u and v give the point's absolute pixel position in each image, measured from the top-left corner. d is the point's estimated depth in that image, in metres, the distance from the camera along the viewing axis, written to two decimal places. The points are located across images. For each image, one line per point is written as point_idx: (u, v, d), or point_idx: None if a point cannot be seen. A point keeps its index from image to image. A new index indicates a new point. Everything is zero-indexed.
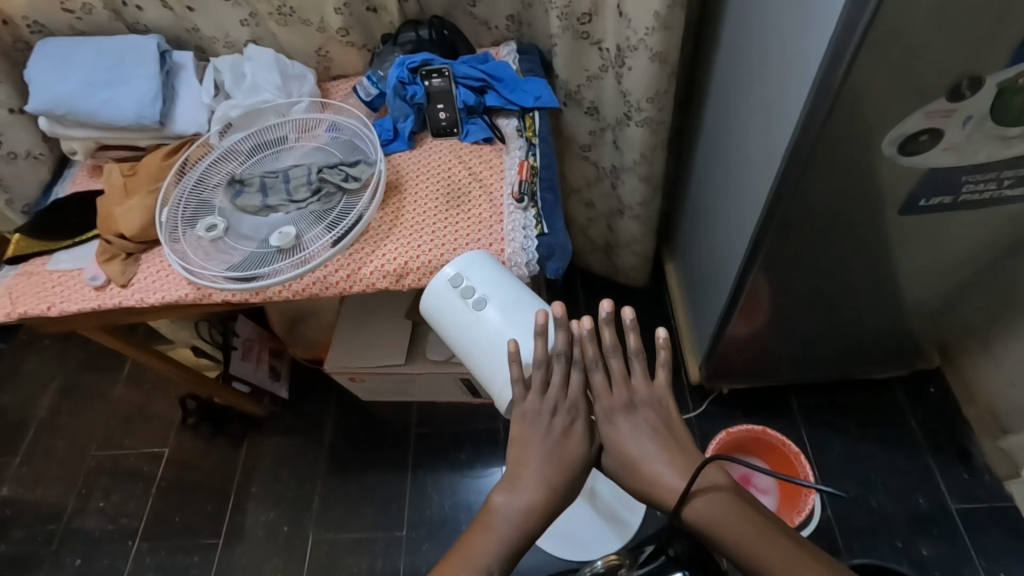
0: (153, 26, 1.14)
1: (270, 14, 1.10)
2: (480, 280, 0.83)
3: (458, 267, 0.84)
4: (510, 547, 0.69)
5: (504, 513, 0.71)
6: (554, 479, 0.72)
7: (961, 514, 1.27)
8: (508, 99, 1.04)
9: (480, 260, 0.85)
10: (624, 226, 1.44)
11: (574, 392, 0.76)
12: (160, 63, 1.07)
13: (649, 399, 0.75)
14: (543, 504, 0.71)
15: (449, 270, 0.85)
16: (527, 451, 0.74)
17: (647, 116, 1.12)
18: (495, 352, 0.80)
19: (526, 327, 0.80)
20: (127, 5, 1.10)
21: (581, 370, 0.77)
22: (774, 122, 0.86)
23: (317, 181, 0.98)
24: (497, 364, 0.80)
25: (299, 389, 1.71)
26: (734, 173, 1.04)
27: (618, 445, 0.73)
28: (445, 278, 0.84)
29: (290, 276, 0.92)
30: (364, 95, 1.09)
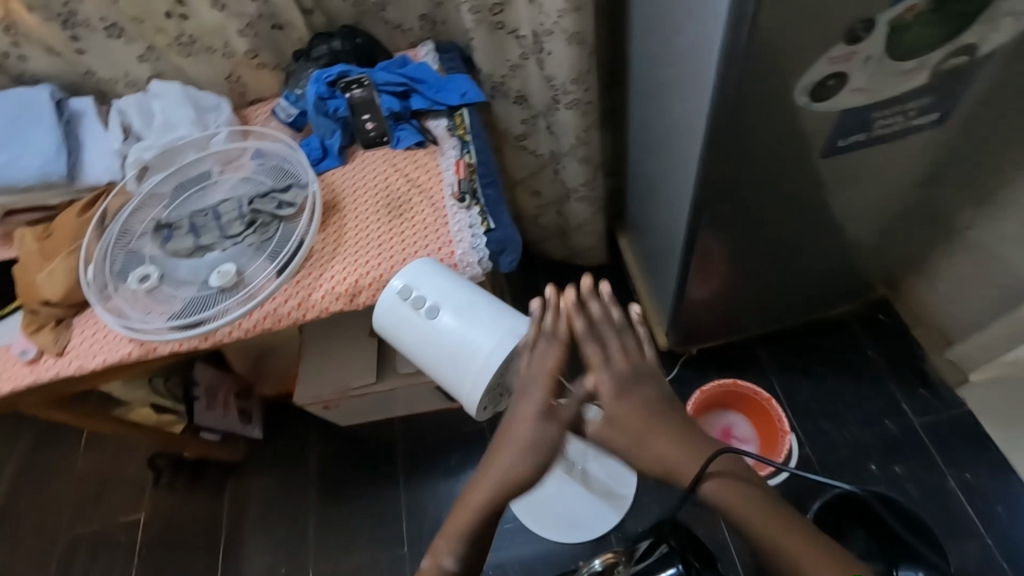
0: (43, 75, 1.06)
1: (169, 45, 1.05)
2: (429, 288, 0.82)
3: (405, 279, 0.83)
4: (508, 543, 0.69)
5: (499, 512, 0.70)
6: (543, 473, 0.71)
7: (925, 428, 1.35)
8: (433, 100, 1.02)
9: (427, 267, 0.83)
10: (573, 208, 1.45)
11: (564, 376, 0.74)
12: (57, 113, 1.00)
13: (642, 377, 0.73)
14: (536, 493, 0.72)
15: (398, 282, 0.83)
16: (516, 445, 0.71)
17: (575, 97, 1.13)
18: (460, 355, 0.79)
19: (482, 329, 0.80)
20: (9, 57, 1.02)
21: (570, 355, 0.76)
22: (693, 86, 0.88)
23: (250, 213, 0.94)
24: (463, 366, 0.79)
25: (273, 426, 1.65)
26: (667, 142, 1.06)
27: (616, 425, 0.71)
28: (393, 292, 0.83)
29: (238, 315, 0.88)
30: (285, 117, 1.05)
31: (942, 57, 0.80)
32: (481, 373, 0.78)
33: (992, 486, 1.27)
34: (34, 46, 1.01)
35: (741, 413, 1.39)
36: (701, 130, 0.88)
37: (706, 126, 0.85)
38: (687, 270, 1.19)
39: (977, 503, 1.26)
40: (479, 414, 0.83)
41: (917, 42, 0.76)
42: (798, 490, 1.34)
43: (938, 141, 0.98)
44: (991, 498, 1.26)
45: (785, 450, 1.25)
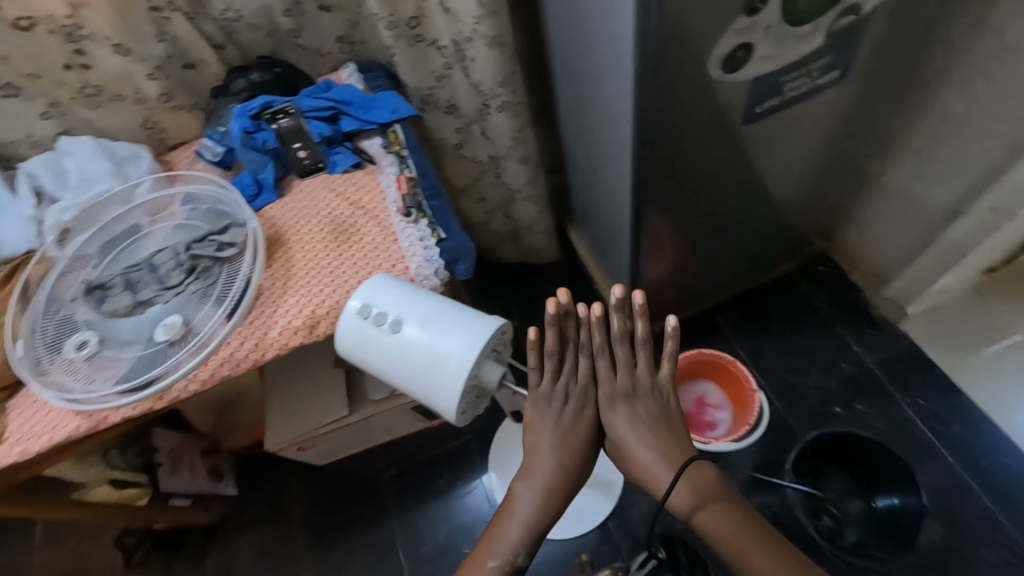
0: None
1: (73, 98, 0.99)
2: (388, 302, 0.80)
3: (362, 297, 0.82)
4: (527, 528, 0.78)
5: (521, 501, 0.80)
6: (564, 460, 0.80)
7: (877, 365, 1.44)
8: (364, 120, 1.01)
9: (384, 282, 0.83)
10: (520, 209, 1.46)
11: (580, 377, 0.82)
12: None
13: (651, 390, 0.81)
14: (552, 478, 0.79)
15: (355, 302, 0.82)
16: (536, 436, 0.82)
17: (504, 100, 1.14)
18: (427, 364, 0.76)
19: (449, 333, 0.77)
20: None
21: (588, 355, 0.82)
22: (614, 73, 0.91)
23: (189, 259, 0.90)
24: (433, 375, 0.76)
25: (248, 480, 1.58)
26: (598, 132, 1.09)
27: (616, 431, 0.81)
28: (353, 312, 0.81)
29: (192, 366, 0.84)
30: (211, 156, 1.02)
31: (833, 18, 0.86)
32: (452, 378, 0.75)
33: (944, 407, 1.36)
34: None
35: (711, 381, 1.44)
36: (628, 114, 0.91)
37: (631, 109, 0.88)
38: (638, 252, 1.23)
39: (934, 426, 1.35)
40: (459, 423, 0.80)
41: (809, 7, 0.82)
42: (774, 443, 1.40)
43: (843, 96, 1.06)
44: (945, 419, 1.35)
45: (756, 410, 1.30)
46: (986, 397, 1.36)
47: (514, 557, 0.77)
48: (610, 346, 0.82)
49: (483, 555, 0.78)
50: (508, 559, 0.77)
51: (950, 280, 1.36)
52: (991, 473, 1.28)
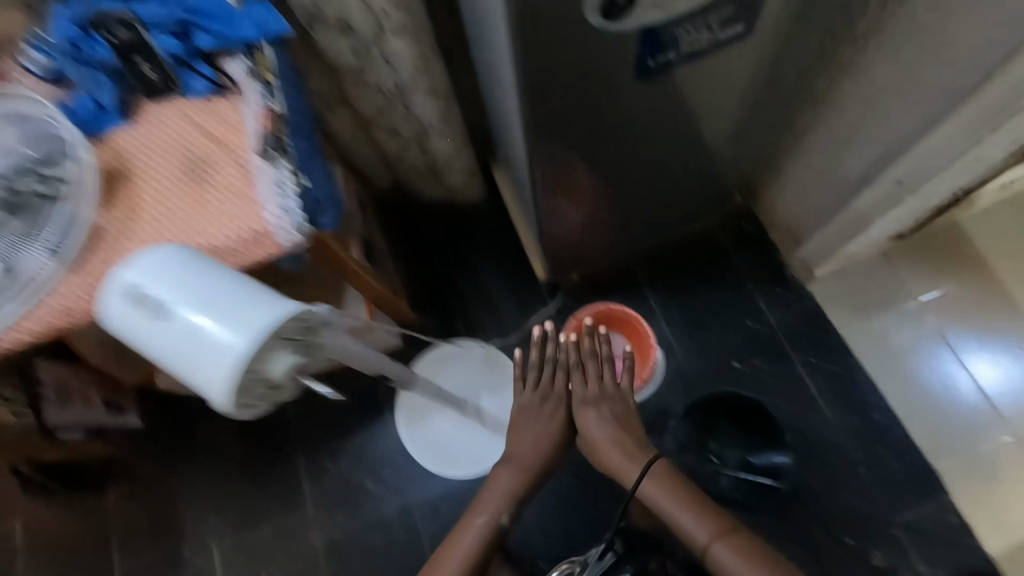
0: None
1: None
2: (159, 282, 0.67)
3: (133, 274, 0.68)
4: (506, 501, 1.03)
5: (503, 479, 1.04)
6: (537, 441, 1.06)
7: (779, 323, 1.48)
8: (222, 36, 0.85)
9: (160, 257, 0.69)
10: (434, 146, 1.37)
11: (558, 387, 1.09)
12: None
13: (614, 395, 1.06)
14: (526, 454, 1.05)
15: (125, 279, 0.68)
16: (519, 430, 1.07)
17: (398, 23, 1.01)
18: (189, 358, 0.64)
19: (215, 321, 0.63)
20: None
21: (565, 371, 1.10)
22: (492, 9, 0.82)
23: (15, 195, 0.81)
24: (194, 372, 0.63)
25: (152, 413, 1.55)
26: (497, 70, 0.99)
27: (587, 428, 1.04)
28: (126, 289, 0.68)
29: (17, 313, 0.77)
30: (39, 70, 0.86)
31: None
32: (213, 377, 0.62)
33: (833, 367, 1.43)
34: None
35: (619, 333, 1.46)
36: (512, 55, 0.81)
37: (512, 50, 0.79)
38: (544, 202, 1.18)
39: (820, 383, 1.42)
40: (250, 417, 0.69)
41: None
42: (671, 394, 1.45)
43: (758, 47, 0.98)
44: (831, 378, 1.42)
45: (651, 365, 1.33)
46: (877, 364, 1.42)
47: (496, 516, 1.02)
48: (584, 364, 1.09)
49: (471, 516, 1.03)
50: (491, 517, 1.02)
51: (856, 246, 1.37)
52: (860, 429, 1.37)
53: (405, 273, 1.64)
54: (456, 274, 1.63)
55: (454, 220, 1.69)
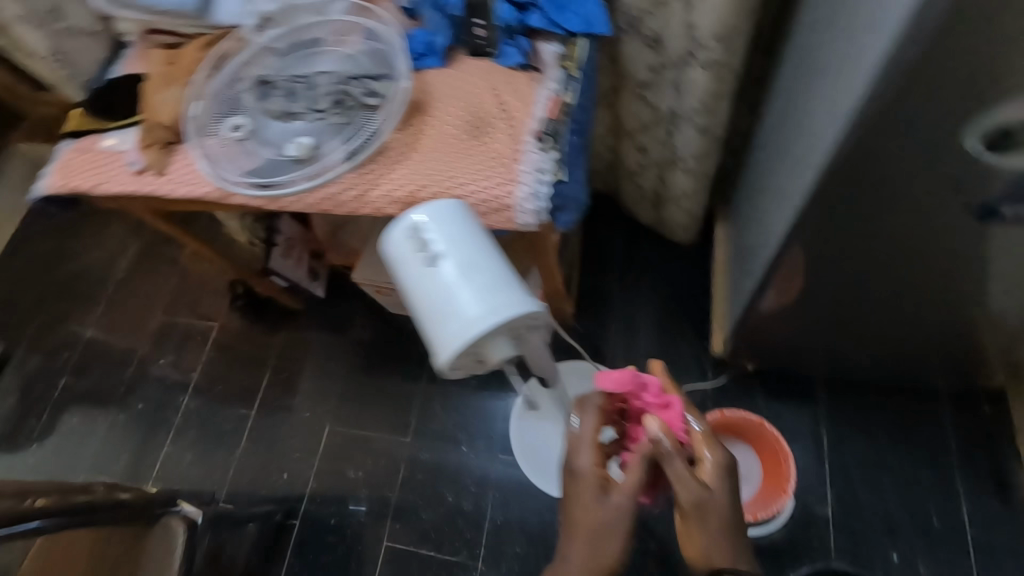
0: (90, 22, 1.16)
1: None
2: (445, 233, 0.77)
3: (427, 214, 0.78)
4: None
5: None
6: (593, 495, 0.73)
7: (976, 539, 1.20)
8: (554, 22, 0.92)
9: (451, 210, 0.79)
10: (677, 177, 1.30)
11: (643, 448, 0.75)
12: None
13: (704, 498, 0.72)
14: None
15: (420, 215, 0.79)
16: (610, 539, 0.71)
17: (713, 58, 0.95)
18: (445, 316, 0.73)
19: (510, 307, 0.72)
20: (51, 14, 1.11)
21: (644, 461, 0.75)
22: (834, 107, 0.73)
23: (340, 92, 0.94)
24: (447, 312, 0.73)
25: (336, 290, 1.80)
26: (784, 131, 0.93)
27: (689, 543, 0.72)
28: (406, 223, 0.78)
29: (303, 188, 0.90)
30: (404, 3, 1.00)
31: None
32: (461, 324, 0.72)
33: None
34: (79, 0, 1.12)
35: (762, 458, 1.27)
36: (824, 132, 0.75)
37: (829, 146, 0.73)
38: (775, 292, 1.06)
39: None
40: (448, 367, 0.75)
41: None
42: (798, 539, 1.24)
43: None
44: None
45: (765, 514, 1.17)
46: None
47: None
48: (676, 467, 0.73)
49: None
50: None
51: None
52: None
53: (579, 282, 1.57)
54: (630, 304, 1.53)
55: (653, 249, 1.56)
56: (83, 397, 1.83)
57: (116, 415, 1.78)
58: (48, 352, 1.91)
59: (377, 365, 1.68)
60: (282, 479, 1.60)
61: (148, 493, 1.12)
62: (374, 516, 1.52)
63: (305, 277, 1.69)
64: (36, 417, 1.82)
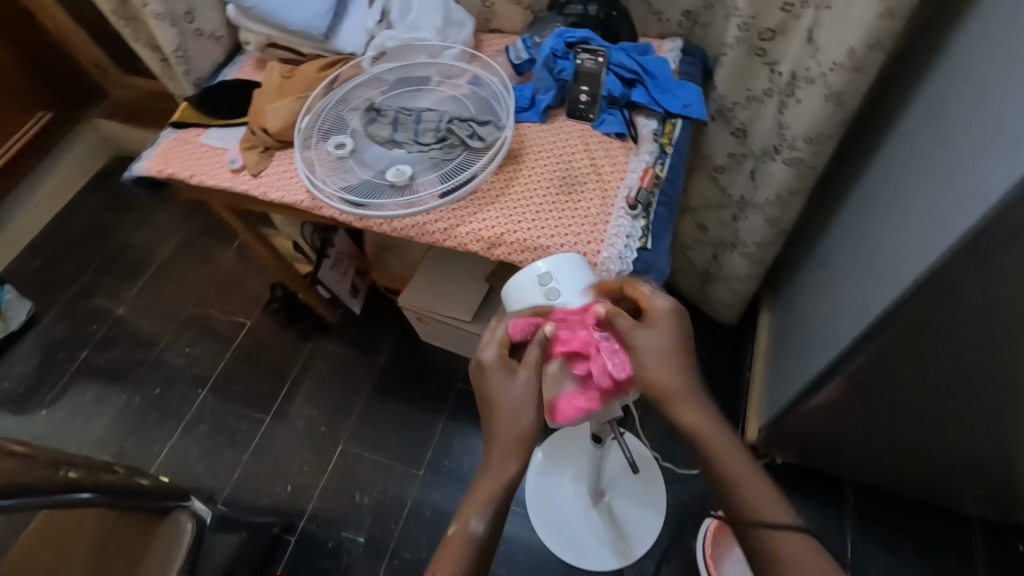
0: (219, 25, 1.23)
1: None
2: (569, 287, 0.80)
3: (551, 265, 0.81)
4: None
5: None
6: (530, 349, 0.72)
7: None
8: (655, 99, 0.97)
9: (575, 266, 0.82)
10: (731, 260, 1.29)
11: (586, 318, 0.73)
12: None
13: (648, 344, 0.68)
14: None
15: (542, 265, 0.82)
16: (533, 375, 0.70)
17: (798, 156, 0.98)
18: None
19: None
20: (189, 16, 1.18)
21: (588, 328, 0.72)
22: (931, 229, 0.70)
23: (445, 130, 0.97)
24: None
25: (371, 309, 1.82)
26: (867, 241, 0.90)
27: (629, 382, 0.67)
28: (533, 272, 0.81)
29: (393, 213, 0.93)
30: (515, 58, 1.06)
31: None
32: None
33: None
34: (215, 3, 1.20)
35: None
36: (923, 250, 0.71)
37: (927, 265, 0.69)
38: (826, 399, 1.00)
39: None
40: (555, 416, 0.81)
41: None
42: None
43: None
44: None
45: None
46: None
47: None
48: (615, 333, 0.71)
49: None
50: None
51: None
52: None
53: None
54: None
55: (693, 326, 1.51)
56: (100, 372, 1.81)
57: (131, 396, 1.76)
58: (77, 321, 1.91)
59: (397, 390, 1.68)
60: (285, 492, 1.57)
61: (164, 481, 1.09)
62: (373, 546, 1.48)
63: (347, 292, 1.69)
64: (50, 383, 1.81)
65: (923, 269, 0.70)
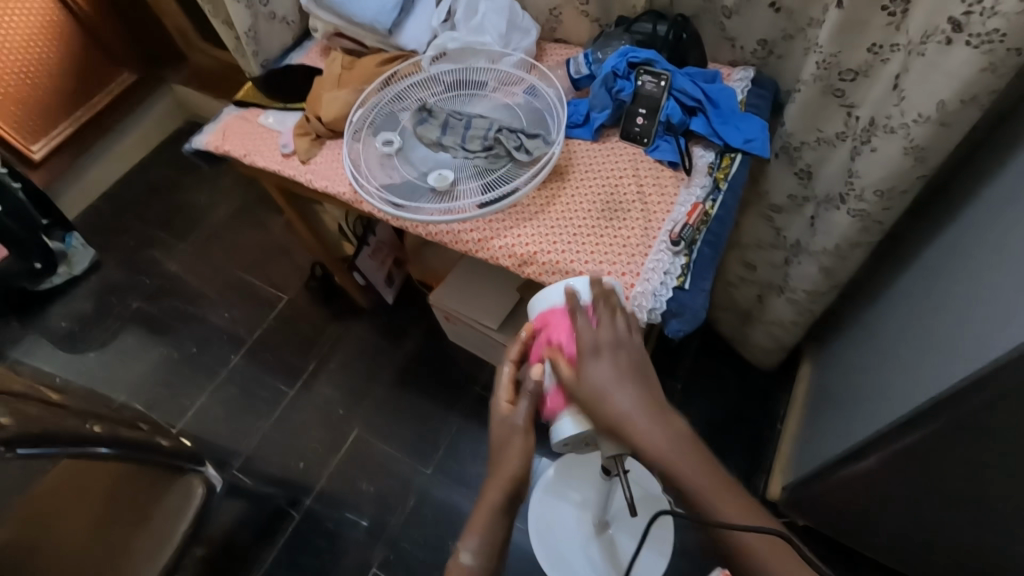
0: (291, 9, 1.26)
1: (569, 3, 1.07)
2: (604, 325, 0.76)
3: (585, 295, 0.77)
4: None
5: None
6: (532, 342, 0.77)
7: None
8: (715, 130, 0.92)
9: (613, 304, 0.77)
10: (777, 305, 1.21)
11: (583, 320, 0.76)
12: None
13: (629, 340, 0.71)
14: None
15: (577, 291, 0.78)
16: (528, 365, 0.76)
17: (865, 208, 0.90)
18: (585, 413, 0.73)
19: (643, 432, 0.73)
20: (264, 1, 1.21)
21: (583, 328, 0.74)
22: (1009, 315, 0.63)
23: (492, 139, 0.96)
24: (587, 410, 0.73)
25: (404, 300, 1.83)
26: (932, 312, 0.82)
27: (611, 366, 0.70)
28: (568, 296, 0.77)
29: (430, 218, 0.92)
30: (574, 71, 1.02)
31: None
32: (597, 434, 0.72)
33: None
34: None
35: None
36: (997, 336, 0.64)
37: (1000, 353, 0.61)
38: (861, 474, 0.91)
39: None
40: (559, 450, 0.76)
41: None
42: None
43: None
44: None
45: None
46: None
47: None
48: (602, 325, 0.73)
49: None
50: None
51: None
52: None
53: None
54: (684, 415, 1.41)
55: (726, 366, 1.44)
56: (145, 323, 1.91)
57: (170, 351, 1.84)
58: (131, 272, 2.02)
59: (417, 387, 1.68)
60: (296, 468, 1.60)
61: (183, 443, 1.13)
62: (373, 536, 1.49)
63: (382, 282, 1.71)
64: (100, 327, 1.91)
65: (996, 356, 0.62)
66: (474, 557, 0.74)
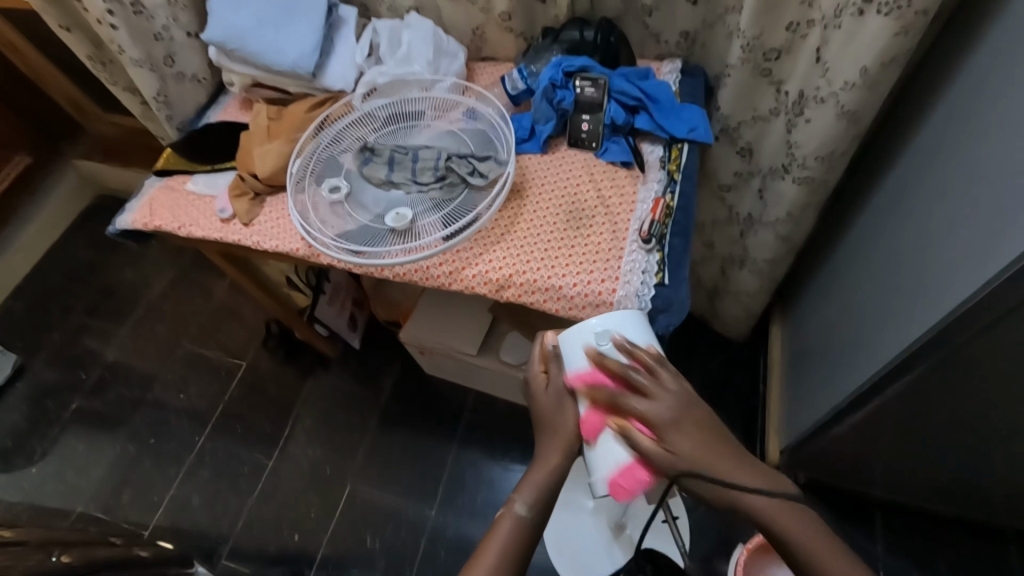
0: (200, 66, 1.19)
1: (491, 20, 1.06)
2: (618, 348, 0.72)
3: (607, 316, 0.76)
4: None
5: None
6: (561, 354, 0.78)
7: None
8: (659, 124, 0.94)
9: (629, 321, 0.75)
10: (741, 277, 1.25)
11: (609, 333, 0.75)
12: (323, 29, 1.06)
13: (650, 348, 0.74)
14: None
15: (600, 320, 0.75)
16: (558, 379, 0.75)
17: (810, 174, 0.95)
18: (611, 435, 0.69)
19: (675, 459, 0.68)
20: (167, 60, 1.14)
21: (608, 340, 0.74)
22: (969, 260, 0.67)
23: (444, 168, 0.94)
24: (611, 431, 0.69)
25: (371, 341, 1.77)
26: (890, 260, 0.87)
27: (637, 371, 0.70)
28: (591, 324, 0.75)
29: (396, 260, 0.89)
30: (510, 88, 1.01)
31: None
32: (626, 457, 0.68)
33: None
34: (191, 40, 1.15)
35: None
36: (962, 277, 0.68)
37: (971, 292, 0.65)
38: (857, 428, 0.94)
39: None
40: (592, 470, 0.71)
41: None
42: None
43: None
44: None
45: None
46: None
47: None
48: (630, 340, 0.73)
49: None
50: None
51: None
52: None
53: None
54: None
55: (703, 345, 1.47)
56: (90, 422, 1.74)
57: (124, 447, 1.69)
58: (65, 369, 1.84)
59: (404, 426, 1.62)
60: (292, 541, 1.50)
61: (165, 551, 1.07)
62: None
63: (345, 327, 1.64)
64: (39, 437, 1.73)
65: (963, 299, 0.66)
66: (530, 508, 0.69)
